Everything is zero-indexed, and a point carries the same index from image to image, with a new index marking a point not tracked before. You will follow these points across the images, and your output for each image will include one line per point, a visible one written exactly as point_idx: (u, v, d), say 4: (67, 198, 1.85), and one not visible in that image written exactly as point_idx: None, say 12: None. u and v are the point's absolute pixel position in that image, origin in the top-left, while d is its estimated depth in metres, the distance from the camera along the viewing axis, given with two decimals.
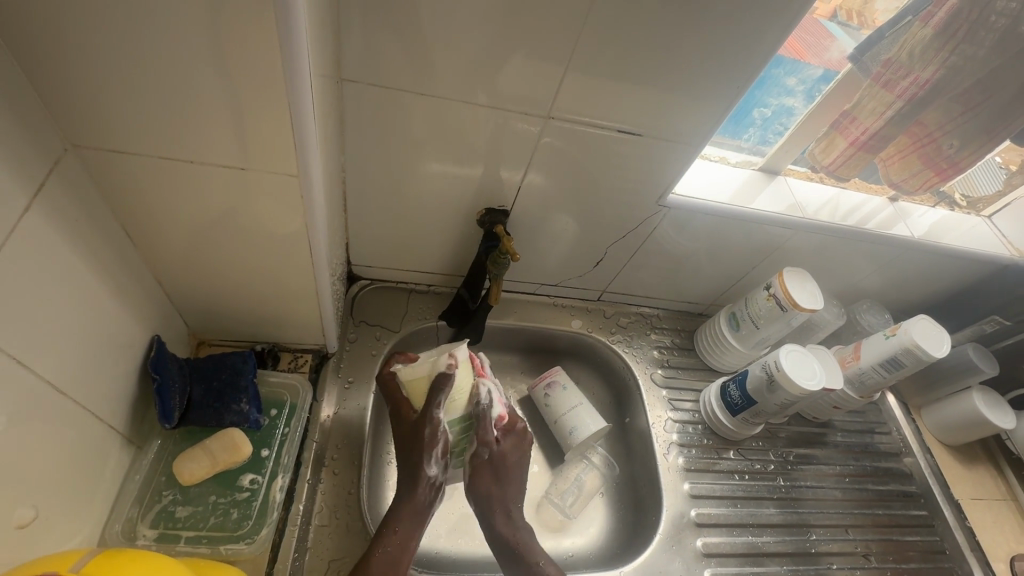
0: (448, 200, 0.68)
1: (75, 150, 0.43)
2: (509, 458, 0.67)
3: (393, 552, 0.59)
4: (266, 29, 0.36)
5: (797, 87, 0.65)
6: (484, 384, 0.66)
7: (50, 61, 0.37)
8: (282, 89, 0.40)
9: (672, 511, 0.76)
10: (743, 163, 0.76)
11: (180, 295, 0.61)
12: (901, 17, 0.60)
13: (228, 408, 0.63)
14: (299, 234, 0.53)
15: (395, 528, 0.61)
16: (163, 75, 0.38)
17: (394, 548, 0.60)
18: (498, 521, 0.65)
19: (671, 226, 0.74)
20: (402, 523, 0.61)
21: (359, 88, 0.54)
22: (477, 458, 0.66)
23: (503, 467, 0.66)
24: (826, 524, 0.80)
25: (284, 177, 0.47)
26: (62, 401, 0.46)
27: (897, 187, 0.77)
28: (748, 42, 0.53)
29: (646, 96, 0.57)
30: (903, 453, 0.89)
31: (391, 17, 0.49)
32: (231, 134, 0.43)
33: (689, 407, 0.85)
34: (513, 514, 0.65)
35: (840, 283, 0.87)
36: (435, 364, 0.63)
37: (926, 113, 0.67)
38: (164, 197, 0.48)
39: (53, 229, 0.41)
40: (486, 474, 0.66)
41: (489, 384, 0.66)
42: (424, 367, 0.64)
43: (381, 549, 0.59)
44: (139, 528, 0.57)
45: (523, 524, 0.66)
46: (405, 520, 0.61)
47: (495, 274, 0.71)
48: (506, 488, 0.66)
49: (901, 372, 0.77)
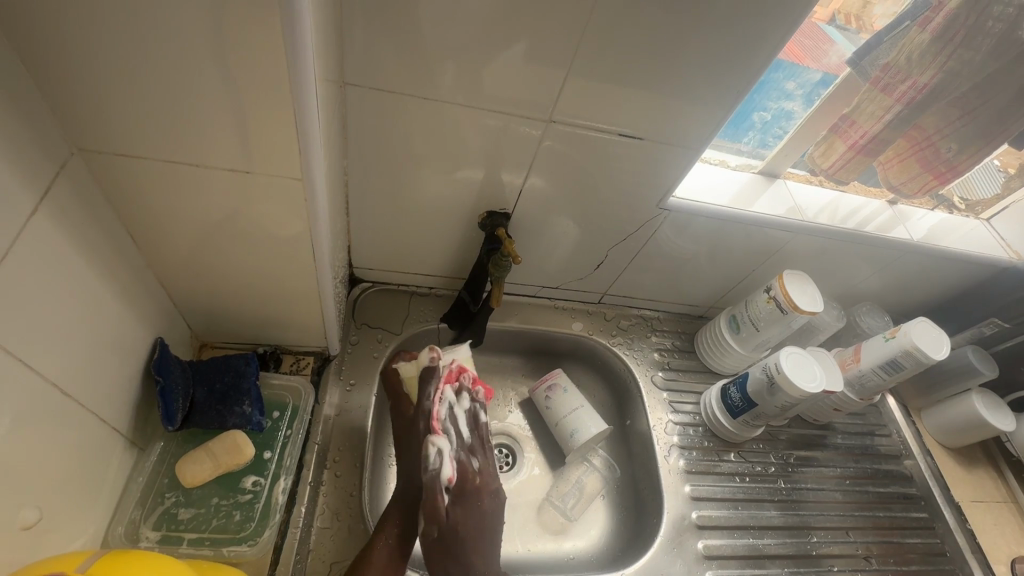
0: (449, 204, 0.69)
1: (81, 154, 0.43)
2: (465, 525, 0.61)
3: (391, 545, 0.60)
4: (272, 34, 0.36)
5: (797, 91, 0.66)
6: (433, 443, 0.61)
7: (58, 66, 0.37)
8: (287, 94, 0.40)
9: (673, 513, 0.76)
10: (742, 166, 0.76)
11: (183, 298, 0.61)
12: (899, 22, 0.61)
13: (230, 410, 0.64)
14: (302, 237, 0.54)
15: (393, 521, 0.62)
16: (169, 79, 0.39)
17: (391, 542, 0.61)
18: None
19: (672, 229, 0.74)
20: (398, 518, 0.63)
21: (362, 92, 0.55)
22: (428, 539, 0.59)
23: (459, 542, 0.59)
24: (827, 527, 0.80)
25: (288, 181, 0.47)
26: (67, 403, 0.46)
27: (895, 190, 0.78)
28: (747, 47, 0.53)
29: (647, 100, 0.57)
30: (903, 456, 0.89)
31: (394, 21, 0.49)
32: (236, 138, 0.43)
33: (689, 410, 0.85)
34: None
35: (840, 285, 0.87)
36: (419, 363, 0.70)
37: (924, 117, 0.68)
38: (168, 200, 0.48)
39: (59, 232, 0.42)
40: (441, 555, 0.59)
41: (437, 445, 0.61)
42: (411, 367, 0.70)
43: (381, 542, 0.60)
44: (141, 530, 0.58)
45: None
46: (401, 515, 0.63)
47: (497, 276, 0.71)
48: (467, 562, 0.59)
49: (901, 374, 0.78)
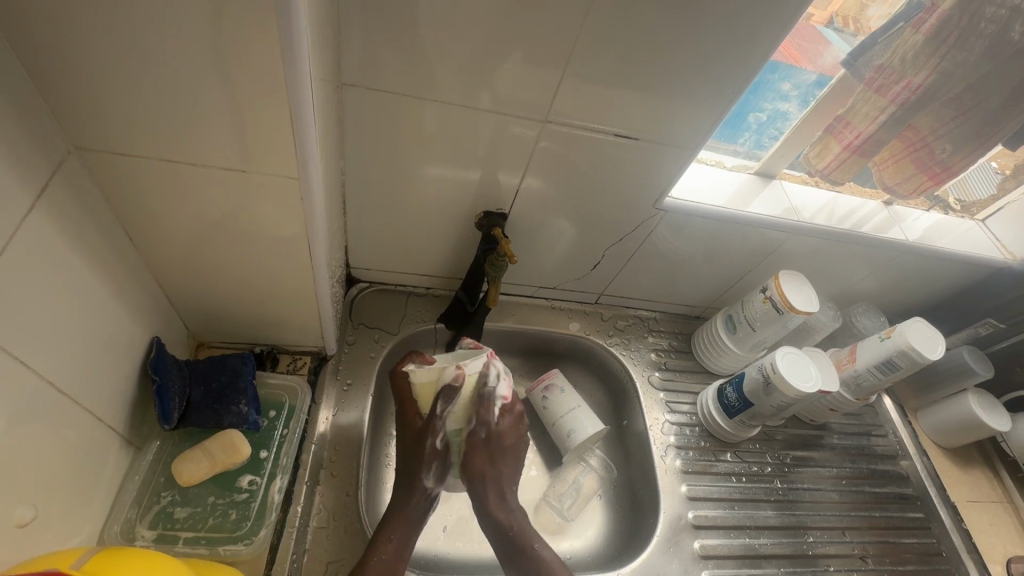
0: (446, 204, 0.69)
1: (78, 152, 0.43)
2: (505, 439, 0.69)
3: (389, 558, 0.61)
4: (268, 33, 0.36)
5: (792, 92, 0.66)
6: (494, 365, 0.66)
7: (55, 65, 0.37)
8: (283, 93, 0.40)
9: (669, 513, 0.76)
10: (738, 167, 0.76)
11: (180, 297, 0.61)
12: (894, 23, 0.62)
13: (227, 410, 0.64)
14: (299, 236, 0.54)
15: (390, 534, 0.62)
16: (165, 78, 0.39)
17: (389, 555, 0.61)
18: (492, 502, 0.67)
19: (668, 230, 0.75)
20: (395, 529, 0.63)
21: (359, 92, 0.55)
22: (475, 437, 0.67)
23: (499, 448, 0.69)
24: (824, 527, 0.80)
25: (284, 180, 0.48)
26: (62, 401, 0.46)
27: (890, 190, 0.78)
28: (742, 48, 0.53)
29: (642, 100, 0.58)
30: (899, 456, 0.90)
31: (390, 22, 0.49)
32: (232, 137, 0.43)
33: (686, 410, 0.86)
34: (507, 494, 0.68)
35: (836, 286, 0.87)
36: (443, 373, 0.65)
37: (918, 117, 0.68)
38: (165, 199, 0.49)
39: (55, 230, 0.42)
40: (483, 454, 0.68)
41: (498, 366, 0.66)
42: (433, 373, 0.65)
43: (377, 556, 0.60)
44: (137, 529, 0.58)
45: (515, 507, 0.68)
46: (399, 528, 0.63)
47: (493, 276, 0.72)
48: (501, 467, 0.69)
49: (895, 374, 0.78)
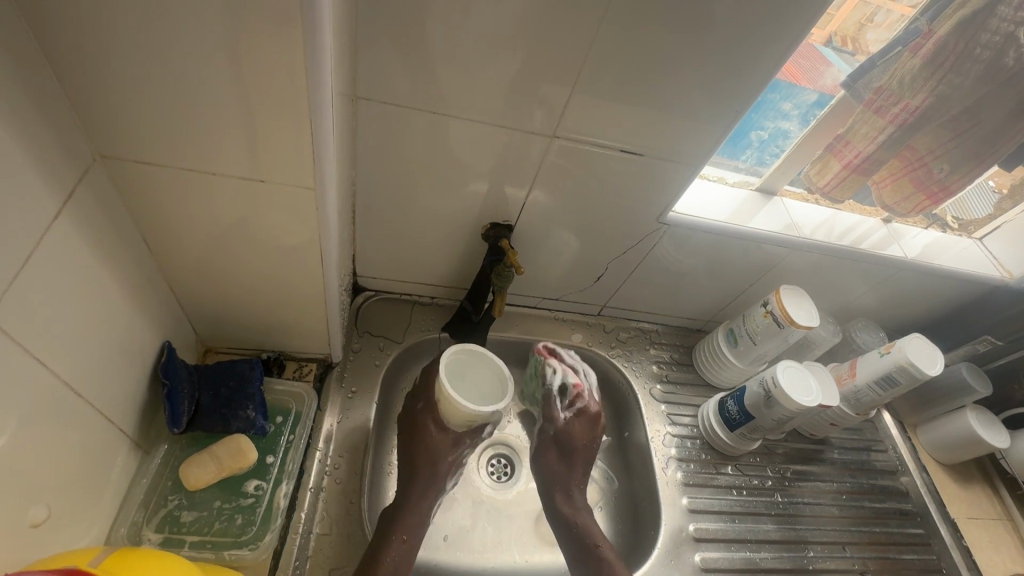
0: (454, 215, 0.70)
1: (102, 160, 0.45)
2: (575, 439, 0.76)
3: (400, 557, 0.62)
4: (291, 49, 0.38)
5: (793, 111, 0.68)
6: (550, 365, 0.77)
7: (86, 77, 0.39)
8: (303, 105, 0.42)
9: (670, 525, 0.76)
10: (740, 183, 0.78)
11: (191, 303, 0.62)
12: (892, 48, 0.63)
13: (235, 414, 0.64)
14: (311, 245, 0.55)
15: (402, 537, 0.64)
16: (191, 89, 0.40)
17: (400, 553, 0.62)
18: (559, 499, 0.74)
19: (671, 243, 0.76)
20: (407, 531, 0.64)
21: (373, 105, 0.57)
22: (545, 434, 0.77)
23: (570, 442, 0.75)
24: (824, 542, 0.80)
25: (299, 190, 0.49)
26: (77, 403, 0.47)
27: (889, 209, 0.79)
28: (746, 67, 0.55)
29: (647, 118, 0.59)
30: (899, 472, 0.90)
31: (405, 39, 0.51)
32: (251, 148, 0.45)
33: (687, 422, 0.86)
34: (572, 496, 0.74)
35: (836, 301, 0.89)
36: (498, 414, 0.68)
37: (917, 138, 0.69)
38: (181, 207, 0.50)
39: (77, 234, 0.43)
40: (551, 451, 0.76)
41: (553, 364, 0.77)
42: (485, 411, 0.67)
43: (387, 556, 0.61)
44: (144, 531, 0.58)
45: (581, 506, 0.74)
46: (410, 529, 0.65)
47: (499, 287, 0.73)
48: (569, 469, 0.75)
49: (895, 389, 0.79)
